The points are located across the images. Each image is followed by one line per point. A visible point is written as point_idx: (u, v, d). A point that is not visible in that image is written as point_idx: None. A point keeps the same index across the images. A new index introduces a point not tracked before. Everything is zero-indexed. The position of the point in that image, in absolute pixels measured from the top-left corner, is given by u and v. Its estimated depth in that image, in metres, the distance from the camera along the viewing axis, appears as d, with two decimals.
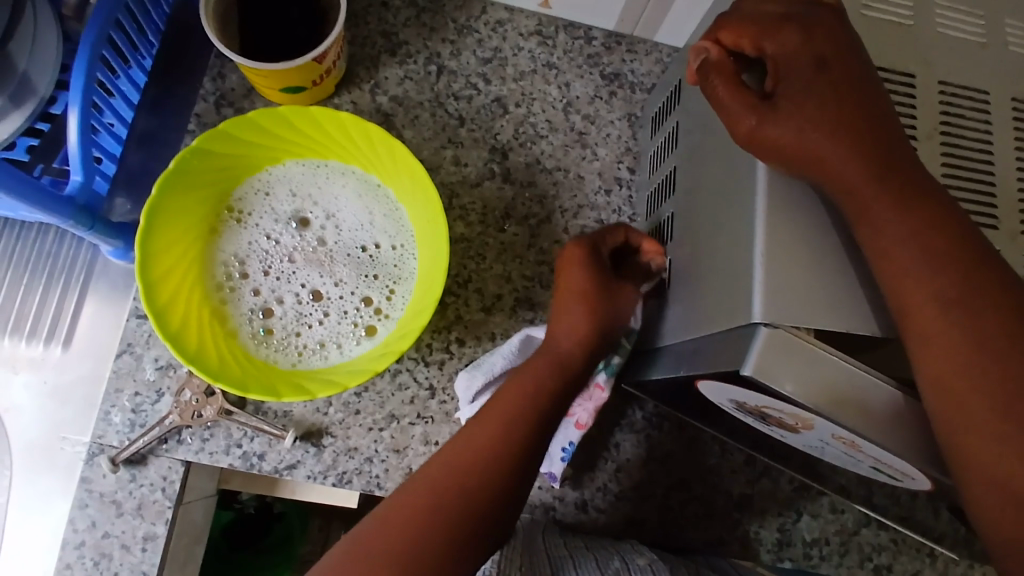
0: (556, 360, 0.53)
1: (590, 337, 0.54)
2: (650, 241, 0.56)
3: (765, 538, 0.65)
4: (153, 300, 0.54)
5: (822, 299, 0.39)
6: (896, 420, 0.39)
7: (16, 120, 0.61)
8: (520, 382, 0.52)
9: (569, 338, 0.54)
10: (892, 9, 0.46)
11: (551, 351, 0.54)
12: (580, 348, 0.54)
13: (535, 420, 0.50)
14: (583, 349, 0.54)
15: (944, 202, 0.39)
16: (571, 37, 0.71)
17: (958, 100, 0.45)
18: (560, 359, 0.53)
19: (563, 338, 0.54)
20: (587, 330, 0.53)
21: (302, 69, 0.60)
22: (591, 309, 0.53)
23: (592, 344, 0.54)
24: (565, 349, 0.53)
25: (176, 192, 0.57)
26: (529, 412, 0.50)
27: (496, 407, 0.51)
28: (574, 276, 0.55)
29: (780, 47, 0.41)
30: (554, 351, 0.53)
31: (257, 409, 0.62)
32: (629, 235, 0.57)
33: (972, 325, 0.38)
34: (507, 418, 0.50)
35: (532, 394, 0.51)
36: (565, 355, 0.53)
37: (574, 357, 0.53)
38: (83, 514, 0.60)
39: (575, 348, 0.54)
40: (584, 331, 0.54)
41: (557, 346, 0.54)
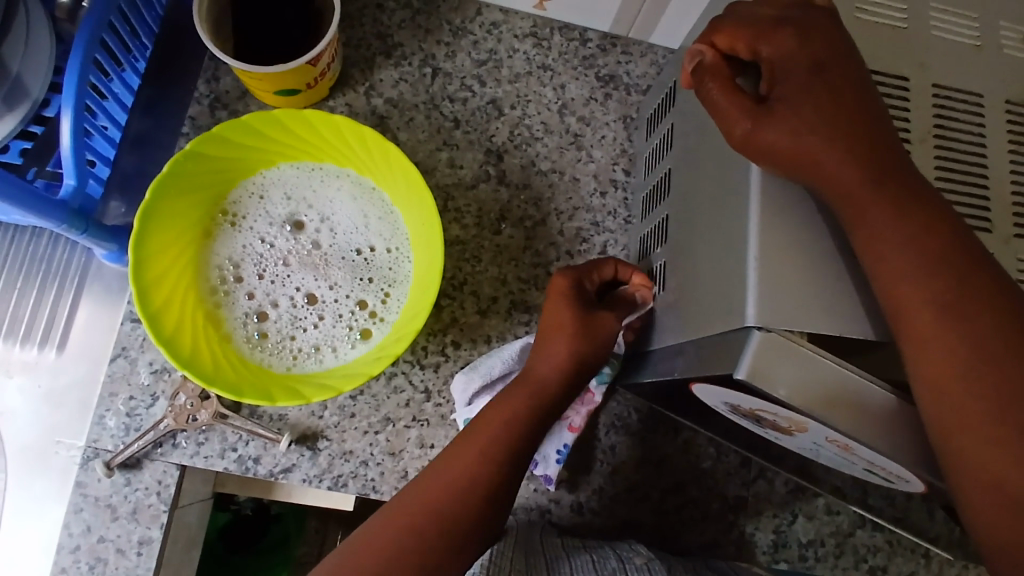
0: (538, 387, 0.52)
1: (571, 371, 0.52)
2: (638, 275, 0.56)
3: (761, 539, 0.65)
4: (147, 304, 0.54)
5: (816, 303, 0.39)
6: (889, 424, 0.39)
7: (9, 123, 0.61)
8: (499, 413, 0.51)
9: (552, 370, 0.52)
10: (886, 12, 0.46)
11: (533, 380, 0.53)
12: (560, 382, 0.52)
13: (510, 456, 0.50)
14: (558, 384, 0.52)
15: (937, 207, 0.39)
16: (566, 39, 0.71)
17: (953, 104, 0.45)
18: (540, 390, 0.52)
19: (544, 371, 0.53)
20: (570, 365, 0.52)
21: (296, 72, 0.60)
22: (575, 343, 0.52)
23: (571, 377, 0.53)
24: (545, 382, 0.52)
25: (171, 196, 0.57)
26: (509, 445, 0.50)
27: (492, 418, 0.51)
28: (558, 310, 0.54)
29: (775, 51, 0.41)
30: (536, 383, 0.52)
31: (252, 413, 0.62)
32: (618, 270, 0.57)
33: (966, 329, 0.38)
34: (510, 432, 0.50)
35: (509, 425, 0.50)
36: (543, 391, 0.52)
37: (550, 393, 0.52)
38: (77, 518, 0.60)
39: (555, 380, 0.52)
40: (568, 366, 0.52)
41: (536, 381, 0.52)
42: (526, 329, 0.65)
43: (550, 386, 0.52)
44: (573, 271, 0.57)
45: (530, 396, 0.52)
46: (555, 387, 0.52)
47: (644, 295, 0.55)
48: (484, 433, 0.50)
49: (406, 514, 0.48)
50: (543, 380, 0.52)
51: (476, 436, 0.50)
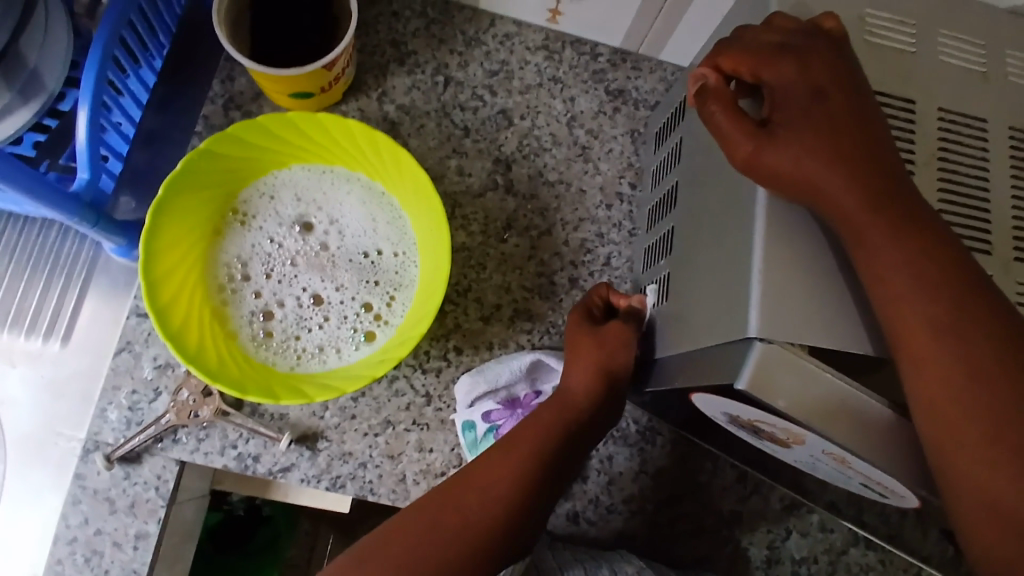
0: (561, 412, 0.53)
1: (599, 385, 0.54)
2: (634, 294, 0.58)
3: (755, 555, 0.65)
4: (156, 299, 0.55)
5: (815, 318, 0.40)
6: (884, 441, 0.39)
7: (24, 115, 0.62)
8: (514, 442, 0.52)
9: (580, 385, 0.54)
10: (895, 36, 0.47)
11: (560, 396, 0.54)
12: (590, 397, 0.54)
13: (523, 488, 0.50)
14: (589, 393, 0.54)
15: (940, 230, 0.40)
16: (578, 53, 0.72)
17: (958, 128, 0.46)
18: (567, 412, 0.53)
19: (572, 389, 0.54)
20: (597, 370, 0.54)
21: (311, 75, 0.61)
22: (597, 355, 0.55)
23: (603, 387, 0.54)
24: (574, 394, 0.54)
25: (182, 194, 0.58)
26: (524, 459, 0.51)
27: (518, 440, 0.52)
28: (579, 334, 0.57)
29: (776, 76, 0.43)
30: (561, 403, 0.54)
31: (254, 411, 0.62)
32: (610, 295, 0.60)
33: (965, 349, 0.38)
34: (529, 444, 0.52)
35: (534, 446, 0.52)
36: (571, 401, 0.54)
37: (580, 404, 0.54)
38: (75, 510, 0.60)
39: (586, 398, 0.54)
40: (596, 378, 0.54)
41: (567, 396, 0.54)
42: (529, 337, 0.66)
43: (570, 412, 0.53)
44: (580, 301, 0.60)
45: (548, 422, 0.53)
46: (586, 410, 0.54)
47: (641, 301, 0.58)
48: (497, 456, 0.51)
49: (407, 531, 0.49)
50: (567, 405, 0.54)
51: (487, 462, 0.51)
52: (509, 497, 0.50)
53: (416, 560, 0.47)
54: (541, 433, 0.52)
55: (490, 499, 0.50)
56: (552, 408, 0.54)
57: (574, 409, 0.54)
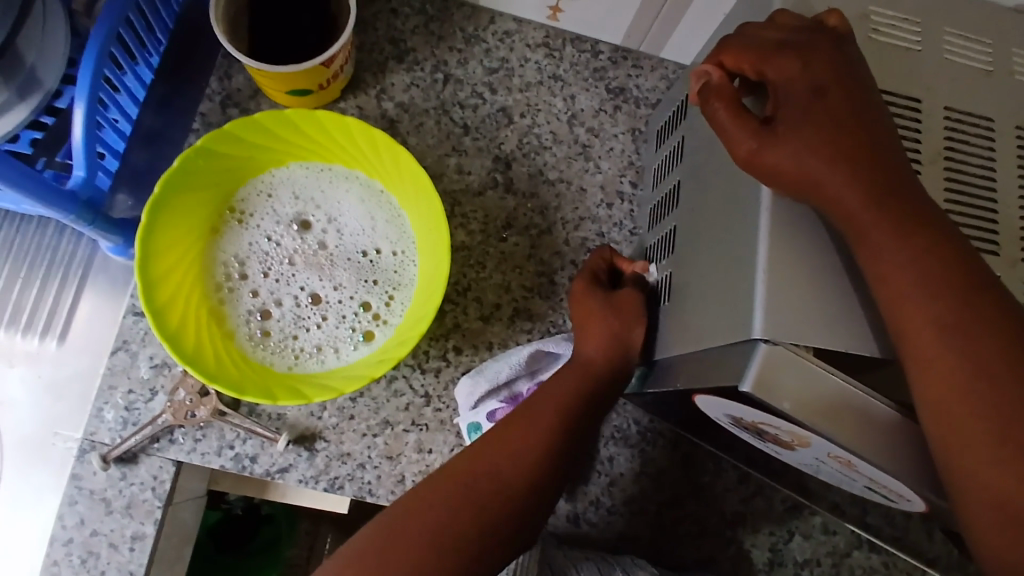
0: (580, 377, 0.54)
1: (614, 347, 0.55)
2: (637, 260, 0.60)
3: (757, 556, 0.64)
4: (152, 298, 0.54)
5: (819, 319, 0.39)
6: (888, 443, 0.39)
7: (20, 113, 0.61)
8: (536, 406, 0.52)
9: (595, 349, 0.55)
10: (900, 34, 0.47)
11: (579, 363, 0.55)
12: (607, 356, 0.55)
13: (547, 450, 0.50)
14: (608, 356, 0.55)
15: (945, 229, 0.39)
16: (578, 50, 0.71)
17: (963, 126, 0.45)
18: (585, 375, 0.54)
19: (589, 352, 0.55)
20: (609, 338, 0.55)
21: (309, 72, 0.60)
22: (612, 320, 0.55)
23: (620, 353, 0.55)
24: (591, 360, 0.55)
25: (179, 192, 0.57)
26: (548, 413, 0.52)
27: (539, 404, 0.53)
28: (592, 301, 0.58)
29: (780, 73, 0.42)
30: (580, 369, 0.55)
31: (251, 411, 0.62)
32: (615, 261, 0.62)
33: (973, 349, 0.38)
34: (550, 403, 0.52)
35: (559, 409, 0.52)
36: (591, 364, 0.55)
37: (600, 366, 0.54)
38: (71, 511, 0.59)
39: (603, 361, 0.55)
40: (611, 339, 0.55)
41: (585, 363, 0.55)
42: (529, 337, 0.65)
43: (587, 374, 0.54)
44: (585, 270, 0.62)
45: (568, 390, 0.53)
46: (603, 373, 0.55)
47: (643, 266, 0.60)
48: (519, 421, 0.51)
49: (432, 494, 0.48)
50: (585, 367, 0.55)
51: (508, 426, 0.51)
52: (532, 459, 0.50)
53: (441, 517, 0.47)
54: (562, 396, 0.53)
55: (514, 459, 0.49)
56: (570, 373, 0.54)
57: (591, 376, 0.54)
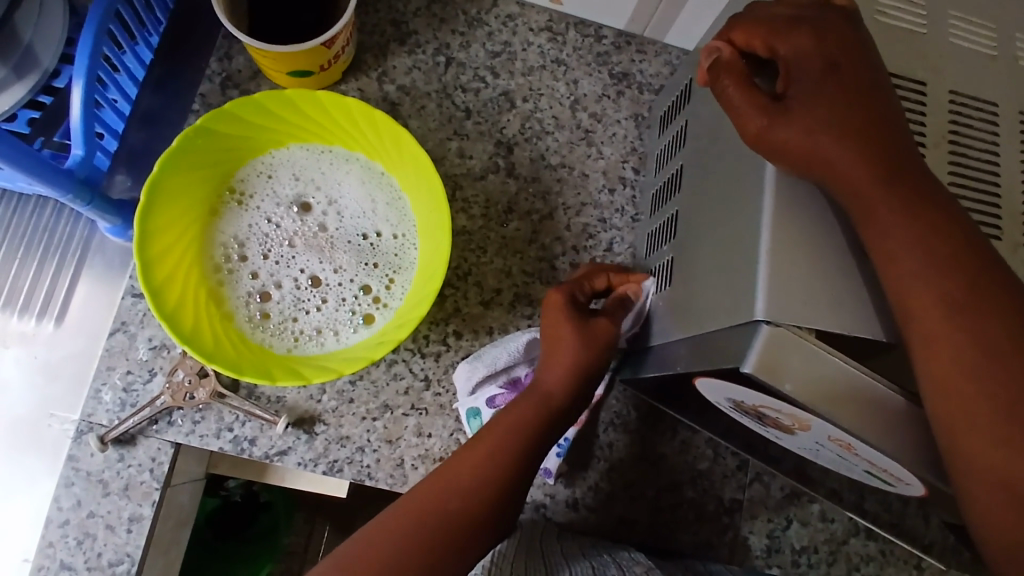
0: (541, 411, 0.52)
1: (577, 381, 0.53)
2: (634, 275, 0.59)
3: (755, 543, 0.64)
4: (150, 278, 0.54)
5: (825, 300, 0.39)
6: (893, 425, 0.39)
7: (19, 92, 0.61)
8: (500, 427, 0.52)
9: (557, 382, 0.54)
10: (906, 16, 0.46)
11: (538, 391, 0.53)
12: (565, 391, 0.53)
13: (501, 485, 0.49)
14: (568, 391, 0.53)
15: (952, 211, 0.39)
16: (581, 35, 0.71)
17: (969, 110, 0.45)
18: (549, 398, 0.53)
19: (547, 384, 0.54)
20: (569, 371, 0.53)
21: (310, 52, 0.60)
22: (574, 353, 0.53)
23: (578, 385, 0.54)
24: (551, 394, 0.53)
25: (178, 171, 0.57)
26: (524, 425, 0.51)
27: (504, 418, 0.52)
28: (552, 323, 0.55)
29: (792, 50, 0.41)
30: (540, 401, 0.53)
31: (250, 394, 0.61)
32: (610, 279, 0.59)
33: (977, 330, 0.37)
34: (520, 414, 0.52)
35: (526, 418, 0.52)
36: (548, 406, 0.53)
37: (559, 401, 0.53)
38: (68, 492, 0.59)
39: (561, 395, 0.53)
40: (571, 375, 0.53)
41: (541, 392, 0.53)
42: (529, 322, 0.65)
43: (542, 405, 0.53)
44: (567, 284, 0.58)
45: (519, 419, 0.52)
46: (563, 408, 0.53)
47: (636, 290, 0.58)
48: (469, 455, 0.50)
49: (386, 534, 0.47)
50: (547, 403, 0.53)
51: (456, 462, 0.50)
52: (486, 484, 0.49)
53: (397, 558, 0.46)
54: (513, 431, 0.51)
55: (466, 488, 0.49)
56: (520, 406, 0.53)
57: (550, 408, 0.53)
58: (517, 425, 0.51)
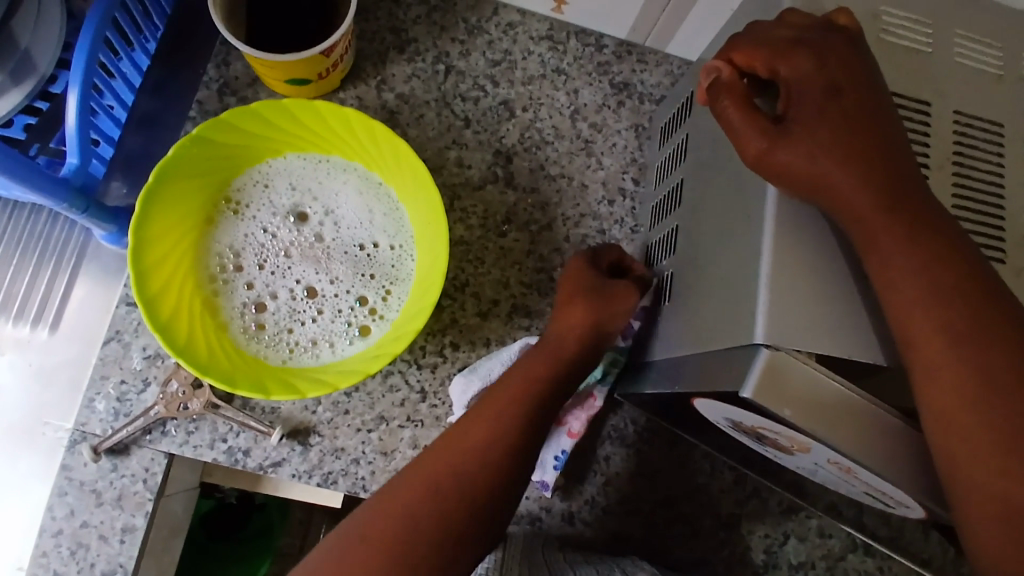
0: (524, 394, 0.51)
1: (587, 334, 0.54)
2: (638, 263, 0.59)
3: (752, 559, 0.64)
4: (145, 288, 0.54)
5: (824, 326, 0.39)
6: (891, 454, 0.38)
7: (14, 98, 0.60)
8: (486, 410, 0.50)
9: (569, 332, 0.54)
10: (910, 35, 0.46)
11: (548, 343, 0.54)
12: (579, 342, 0.54)
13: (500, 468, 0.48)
14: (580, 344, 0.54)
15: (955, 237, 0.39)
16: (582, 44, 0.70)
17: (973, 131, 0.44)
18: (553, 358, 0.53)
19: (563, 332, 0.54)
20: (587, 322, 0.54)
21: (308, 62, 0.59)
22: (592, 304, 0.54)
23: (592, 338, 0.54)
24: (562, 342, 0.54)
25: (174, 180, 0.56)
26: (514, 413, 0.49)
27: (492, 402, 0.50)
28: (575, 275, 0.57)
29: (793, 71, 0.41)
30: (549, 354, 0.53)
31: (245, 405, 0.61)
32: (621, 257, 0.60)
33: (982, 359, 0.37)
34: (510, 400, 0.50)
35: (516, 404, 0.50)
36: (558, 351, 0.54)
37: (569, 351, 0.54)
38: (61, 502, 0.59)
39: (575, 343, 0.54)
40: (589, 322, 0.54)
41: (554, 343, 0.54)
42: (526, 333, 0.65)
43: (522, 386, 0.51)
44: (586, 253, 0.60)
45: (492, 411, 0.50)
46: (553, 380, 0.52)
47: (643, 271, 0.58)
48: (446, 454, 0.48)
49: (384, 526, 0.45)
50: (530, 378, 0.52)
51: (431, 461, 0.48)
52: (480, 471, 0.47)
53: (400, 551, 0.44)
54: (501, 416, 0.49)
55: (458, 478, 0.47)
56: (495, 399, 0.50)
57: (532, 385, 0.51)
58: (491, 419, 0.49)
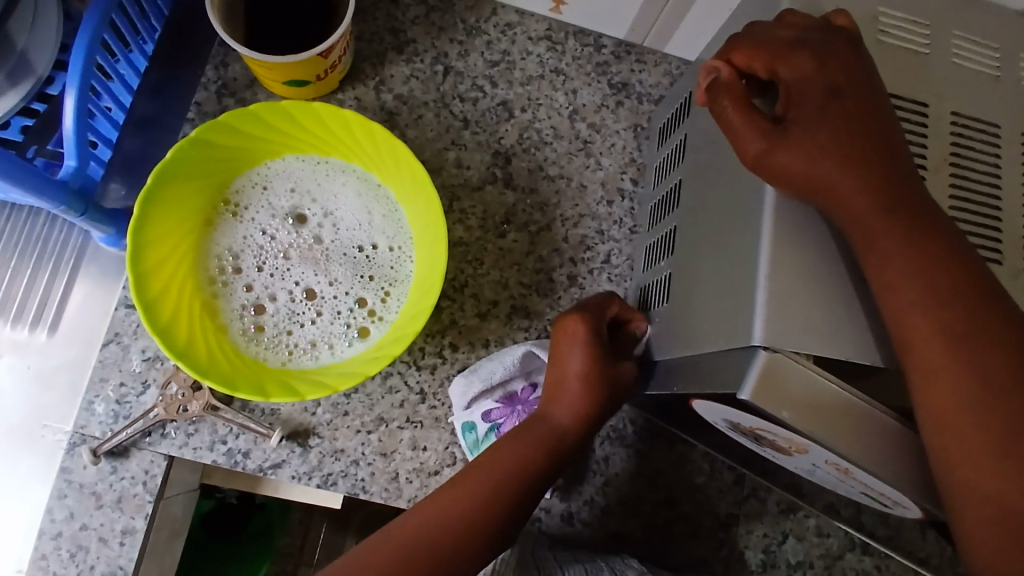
0: (550, 438, 0.52)
1: (590, 418, 0.53)
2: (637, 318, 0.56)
3: (751, 558, 0.64)
4: (143, 291, 0.54)
5: (822, 327, 0.39)
6: (890, 456, 0.38)
7: (11, 100, 0.59)
8: (485, 467, 0.50)
9: (568, 419, 0.52)
10: (908, 36, 0.46)
11: (548, 424, 0.52)
12: (577, 429, 0.52)
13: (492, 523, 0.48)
14: (579, 431, 0.52)
15: (953, 239, 0.39)
16: (581, 44, 0.70)
17: (970, 132, 0.44)
18: (553, 438, 0.52)
19: (562, 416, 0.52)
20: (585, 412, 0.52)
21: (306, 63, 0.59)
22: (592, 392, 0.52)
23: (590, 425, 0.53)
24: (562, 428, 0.52)
25: (173, 183, 0.56)
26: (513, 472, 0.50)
27: (500, 460, 0.50)
28: (577, 357, 0.53)
29: (793, 72, 0.41)
30: (546, 434, 0.52)
31: (244, 407, 0.61)
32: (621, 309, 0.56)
33: (980, 361, 0.37)
34: (511, 467, 0.50)
35: (516, 469, 0.50)
36: (558, 437, 0.52)
37: (570, 435, 0.52)
38: (61, 504, 0.59)
39: (573, 428, 0.52)
40: (586, 415, 0.52)
41: (553, 424, 0.52)
42: (526, 334, 0.65)
43: (538, 445, 0.51)
44: (588, 310, 0.55)
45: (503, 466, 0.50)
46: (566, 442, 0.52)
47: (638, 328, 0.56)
48: (446, 500, 0.48)
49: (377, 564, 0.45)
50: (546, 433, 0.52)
51: (432, 500, 0.48)
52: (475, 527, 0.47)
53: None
54: (504, 471, 0.49)
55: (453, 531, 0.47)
56: (508, 450, 0.51)
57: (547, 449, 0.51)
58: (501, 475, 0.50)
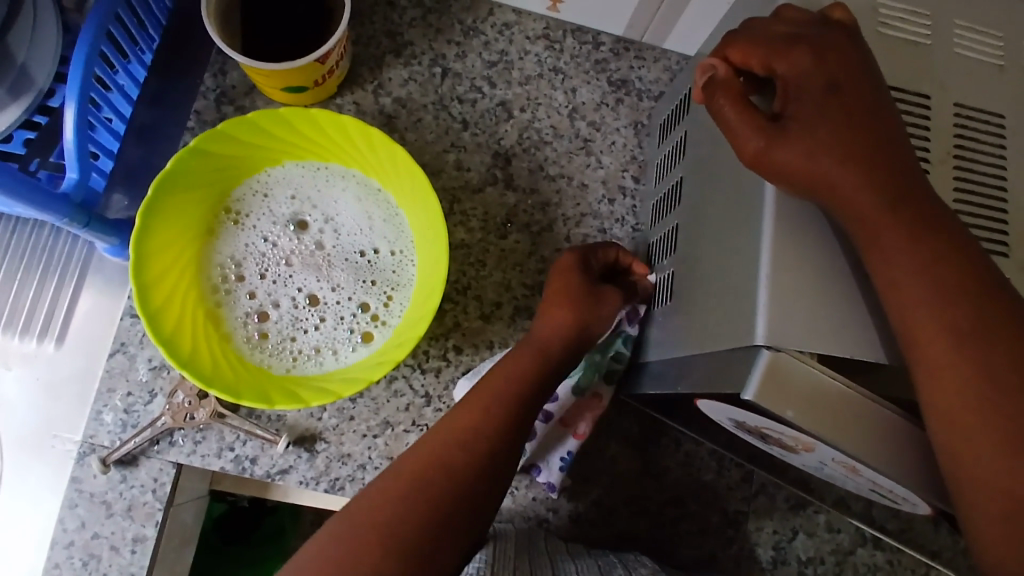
0: (537, 360, 0.52)
1: (576, 341, 0.54)
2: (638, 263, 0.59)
3: (761, 555, 0.64)
4: (147, 301, 0.54)
5: (826, 327, 0.38)
6: (895, 456, 0.38)
7: (14, 113, 0.60)
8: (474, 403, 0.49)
9: (555, 332, 0.54)
10: (908, 28, 0.45)
11: (536, 343, 0.54)
12: (563, 339, 0.53)
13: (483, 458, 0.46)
14: (564, 343, 0.53)
15: (956, 234, 0.38)
16: (579, 42, 0.70)
17: (974, 124, 0.44)
18: (541, 355, 0.52)
19: (545, 332, 0.54)
20: (570, 321, 0.54)
21: (303, 69, 0.59)
22: (575, 304, 0.54)
23: (577, 339, 0.54)
24: (548, 341, 0.53)
25: (173, 192, 0.56)
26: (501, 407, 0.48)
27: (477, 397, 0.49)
28: (563, 280, 0.56)
29: (791, 67, 0.40)
30: (535, 356, 0.52)
31: (250, 414, 0.61)
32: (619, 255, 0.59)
33: (983, 358, 0.37)
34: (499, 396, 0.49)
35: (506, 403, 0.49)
36: (545, 346, 0.53)
37: (556, 353, 0.53)
38: (72, 514, 0.59)
39: (560, 343, 0.53)
40: (571, 323, 0.54)
41: (540, 339, 0.54)
42: None
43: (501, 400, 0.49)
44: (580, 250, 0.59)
45: (445, 441, 0.47)
46: (530, 389, 0.50)
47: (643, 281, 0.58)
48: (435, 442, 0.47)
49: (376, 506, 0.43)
50: (491, 399, 0.49)
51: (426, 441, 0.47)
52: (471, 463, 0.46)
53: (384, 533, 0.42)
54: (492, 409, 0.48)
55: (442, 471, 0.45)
56: (472, 403, 0.49)
57: (512, 402, 0.49)
58: (451, 442, 0.46)
